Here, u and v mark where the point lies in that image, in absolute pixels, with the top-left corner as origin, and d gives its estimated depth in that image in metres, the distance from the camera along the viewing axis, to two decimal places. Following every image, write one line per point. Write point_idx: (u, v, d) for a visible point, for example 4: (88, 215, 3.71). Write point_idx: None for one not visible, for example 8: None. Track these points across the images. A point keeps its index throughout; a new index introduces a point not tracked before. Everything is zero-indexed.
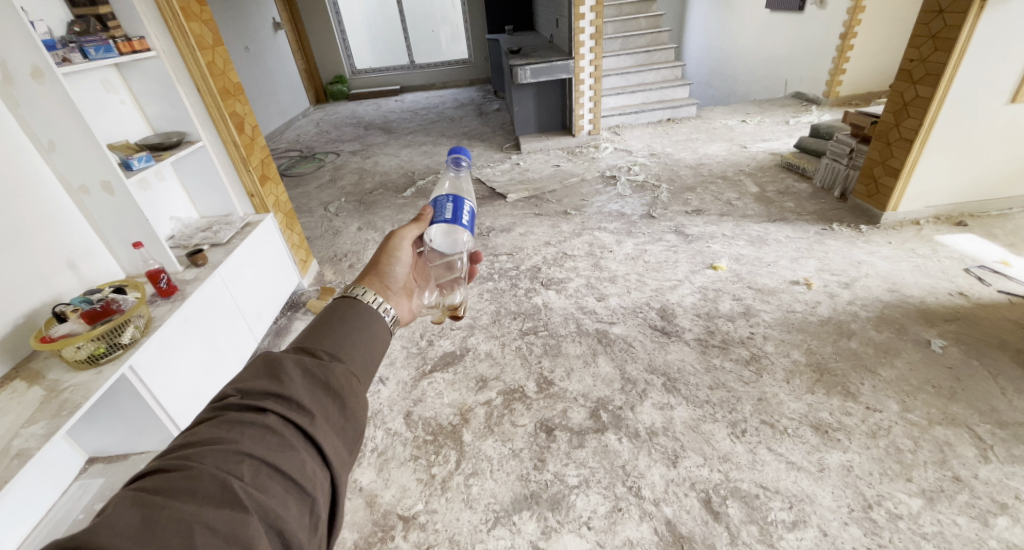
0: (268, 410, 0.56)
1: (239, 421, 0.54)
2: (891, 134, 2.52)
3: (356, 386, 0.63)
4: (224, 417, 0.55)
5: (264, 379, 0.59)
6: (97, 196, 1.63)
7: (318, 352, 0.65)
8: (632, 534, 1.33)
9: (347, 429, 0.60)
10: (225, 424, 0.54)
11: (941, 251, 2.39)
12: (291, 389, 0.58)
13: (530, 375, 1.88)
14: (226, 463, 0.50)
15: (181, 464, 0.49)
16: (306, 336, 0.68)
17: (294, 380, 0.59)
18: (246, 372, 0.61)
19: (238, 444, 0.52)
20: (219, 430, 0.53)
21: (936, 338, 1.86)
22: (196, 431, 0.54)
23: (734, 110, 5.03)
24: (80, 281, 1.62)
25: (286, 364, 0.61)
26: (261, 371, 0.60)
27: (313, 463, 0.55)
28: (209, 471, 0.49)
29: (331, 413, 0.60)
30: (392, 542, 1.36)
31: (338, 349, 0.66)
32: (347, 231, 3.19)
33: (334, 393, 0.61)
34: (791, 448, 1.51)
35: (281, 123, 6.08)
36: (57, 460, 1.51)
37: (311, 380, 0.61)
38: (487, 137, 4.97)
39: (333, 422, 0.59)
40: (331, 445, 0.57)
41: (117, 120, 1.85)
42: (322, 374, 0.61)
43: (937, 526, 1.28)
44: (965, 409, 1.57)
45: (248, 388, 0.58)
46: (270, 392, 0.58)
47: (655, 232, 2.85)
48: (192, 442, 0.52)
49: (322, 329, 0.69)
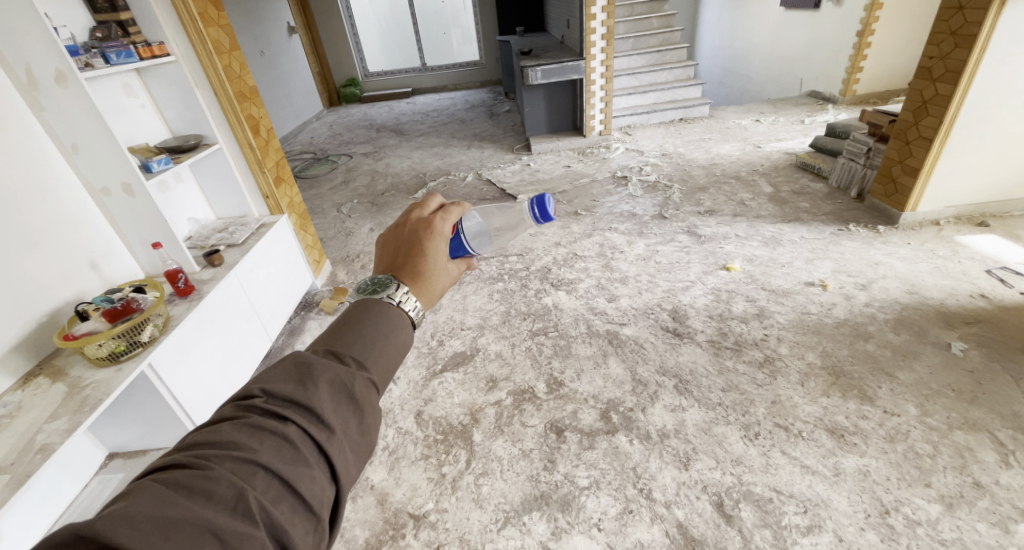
0: (289, 419, 0.56)
1: (261, 428, 0.54)
2: (910, 133, 2.47)
3: (374, 398, 0.63)
4: (247, 420, 0.55)
5: (291, 382, 0.59)
6: (117, 198, 1.67)
7: (346, 358, 0.64)
8: (643, 536, 1.32)
9: (360, 445, 0.60)
10: (245, 428, 0.54)
11: (962, 252, 2.34)
12: (314, 398, 0.58)
13: (540, 376, 1.88)
14: (242, 471, 0.50)
15: (201, 464, 0.49)
16: (333, 339, 0.67)
17: (319, 388, 0.59)
18: (275, 371, 0.61)
19: (256, 453, 0.51)
20: (241, 434, 0.53)
21: (956, 341, 1.81)
22: (217, 428, 0.54)
23: (747, 110, 4.97)
24: (101, 280, 1.66)
25: (314, 369, 0.61)
26: (289, 373, 0.60)
27: (323, 480, 0.54)
28: (226, 476, 0.48)
29: (349, 426, 0.59)
30: (403, 540, 1.37)
31: (366, 356, 0.66)
32: (360, 232, 3.22)
33: (355, 405, 0.61)
34: (806, 452, 1.49)
35: (296, 126, 6.17)
36: (81, 454, 1.55)
37: (336, 388, 0.61)
38: (498, 139, 4.99)
39: (349, 437, 0.59)
40: (343, 462, 0.57)
41: (137, 123, 1.90)
42: (348, 383, 0.61)
43: (957, 532, 1.25)
44: (986, 414, 1.53)
45: (272, 392, 0.58)
46: (294, 399, 0.57)
47: (667, 233, 2.84)
48: (211, 442, 0.52)
49: (350, 332, 0.68)
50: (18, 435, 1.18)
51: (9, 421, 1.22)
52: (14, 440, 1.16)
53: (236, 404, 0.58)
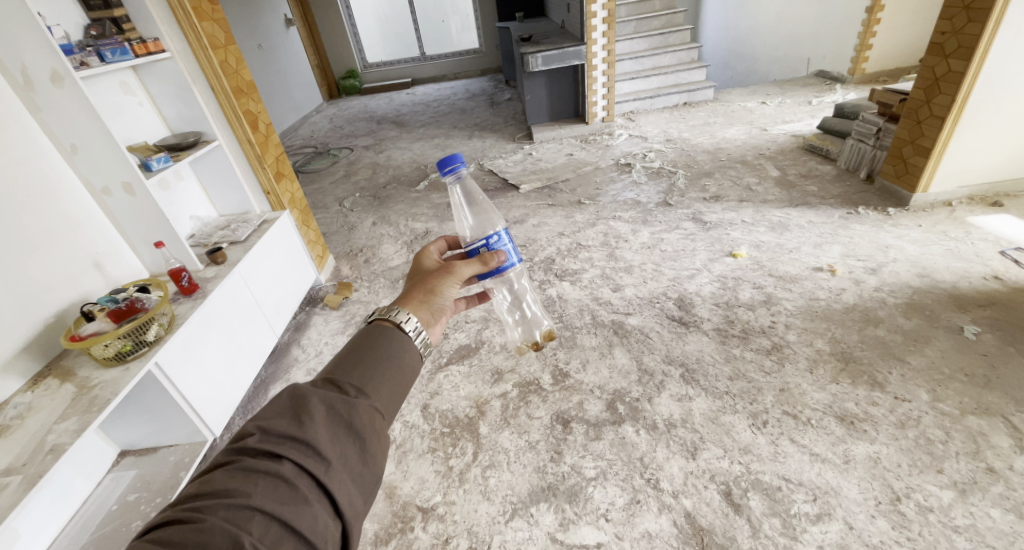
0: (283, 456, 0.57)
1: (255, 470, 0.55)
2: (921, 112, 2.41)
3: (377, 424, 0.65)
4: (240, 463, 0.56)
5: (286, 418, 0.61)
6: (118, 197, 1.67)
7: (345, 386, 0.66)
8: (651, 526, 1.32)
9: (363, 474, 0.61)
10: (239, 473, 0.55)
11: (974, 234, 2.29)
12: (309, 432, 0.59)
13: (545, 367, 1.87)
14: (237, 518, 0.52)
15: (194, 517, 0.51)
16: (333, 367, 0.70)
17: (315, 421, 0.60)
18: (271, 408, 0.62)
19: (250, 498, 0.53)
20: (234, 479, 0.55)
21: (969, 324, 1.78)
22: (211, 477, 0.55)
23: (753, 91, 4.88)
24: (106, 280, 1.67)
25: (310, 402, 0.62)
26: (285, 409, 0.62)
27: (325, 514, 0.56)
28: (219, 526, 0.50)
29: (350, 457, 0.61)
30: (412, 533, 1.38)
31: (365, 382, 0.68)
32: (362, 227, 3.21)
33: (355, 433, 0.62)
34: (814, 439, 1.48)
35: (296, 120, 6.15)
36: (93, 454, 1.55)
37: (333, 419, 0.62)
38: (500, 128, 4.94)
39: (351, 467, 0.60)
40: (345, 495, 0.58)
41: (136, 121, 1.89)
42: (346, 412, 0.63)
43: (969, 518, 1.24)
44: (1000, 398, 1.51)
45: (267, 430, 0.59)
46: (289, 435, 0.59)
47: (672, 220, 2.80)
48: (206, 491, 0.54)
49: (351, 360, 0.71)
50: (29, 436, 1.19)
51: (20, 422, 1.23)
52: (25, 441, 1.17)
53: (231, 444, 0.59)
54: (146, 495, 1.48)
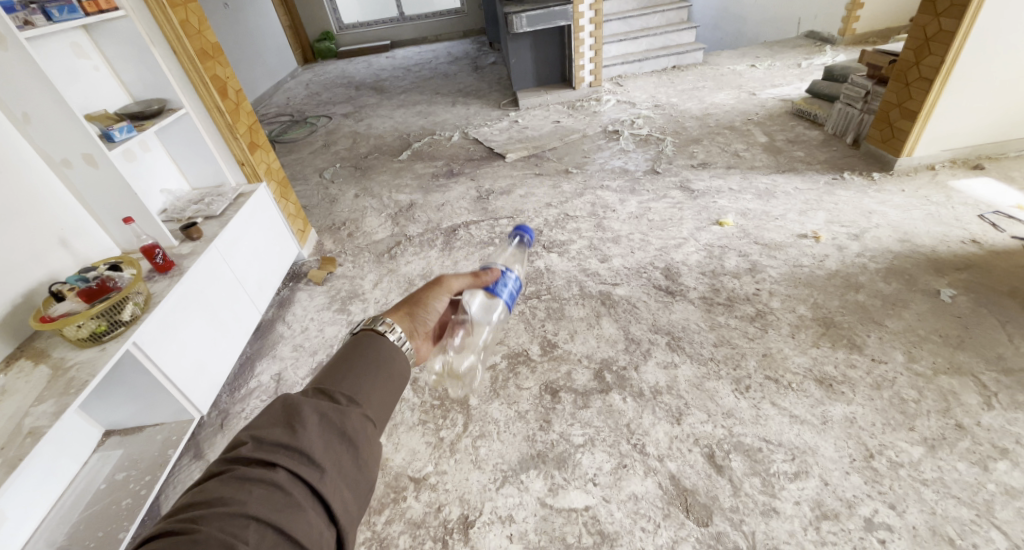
0: (277, 464, 0.57)
1: (249, 478, 0.56)
2: (910, 74, 2.38)
3: (369, 431, 0.65)
4: (234, 472, 0.57)
5: (279, 427, 0.61)
6: (79, 170, 1.58)
7: (335, 395, 0.67)
8: (637, 489, 1.36)
9: (358, 481, 0.62)
10: (233, 482, 0.56)
11: (955, 197, 2.31)
12: (302, 440, 0.59)
13: (534, 339, 1.88)
14: (231, 527, 0.52)
15: (189, 527, 0.52)
16: (324, 376, 0.70)
17: (308, 429, 0.61)
18: (263, 417, 0.63)
19: (245, 506, 0.53)
20: (228, 488, 0.55)
21: (945, 287, 1.82)
22: (205, 487, 0.56)
23: (743, 54, 4.78)
24: (74, 258, 1.61)
25: (302, 410, 0.63)
26: (278, 417, 0.62)
27: (320, 521, 0.56)
28: (214, 535, 0.50)
29: (344, 462, 0.61)
30: (404, 502, 1.41)
31: (356, 390, 0.69)
32: (344, 198, 3.13)
33: (348, 440, 0.63)
34: (795, 402, 1.52)
35: (270, 86, 5.88)
36: (75, 434, 1.54)
37: (326, 427, 0.63)
38: (484, 94, 4.78)
39: (345, 473, 0.61)
40: (340, 501, 0.58)
41: (93, 88, 1.78)
42: (338, 419, 0.63)
43: (937, 472, 1.30)
44: (971, 357, 1.56)
45: (260, 438, 0.59)
46: (282, 444, 0.59)
47: (660, 188, 2.78)
48: (200, 501, 0.55)
49: (341, 369, 0.71)
50: (6, 419, 1.16)
51: None
52: (2, 425, 1.15)
53: (225, 455, 0.59)
54: (135, 473, 1.48)
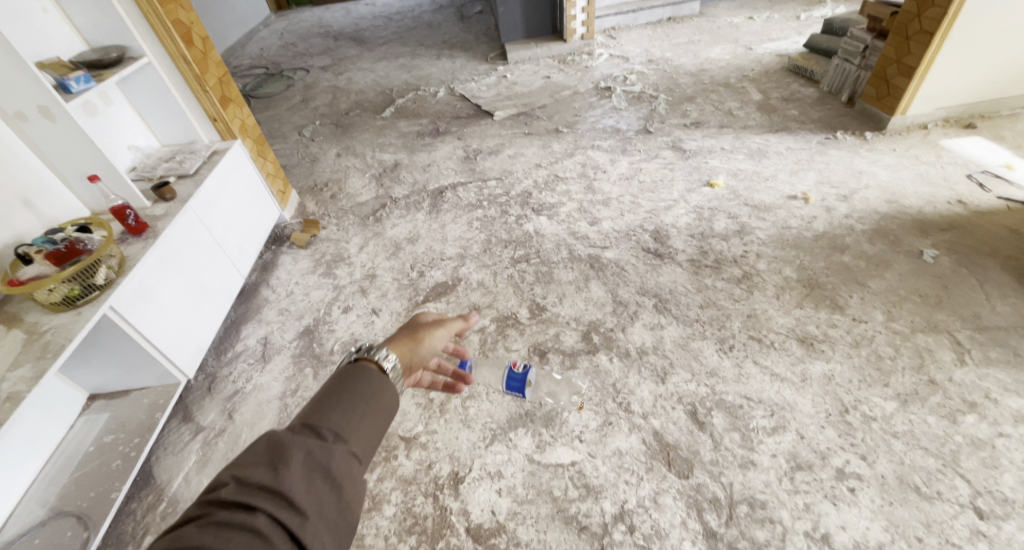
0: (258, 509, 0.57)
1: (229, 525, 0.56)
2: (911, 27, 2.31)
3: (353, 471, 0.66)
4: (213, 517, 0.57)
5: (262, 467, 0.61)
6: (36, 124, 1.49)
7: (323, 431, 0.66)
8: (621, 445, 1.41)
9: (338, 524, 0.62)
10: (212, 528, 0.55)
11: (945, 157, 2.30)
12: (284, 483, 0.60)
13: (522, 303, 1.89)
14: None
15: None
16: (311, 409, 0.70)
17: (291, 471, 0.61)
18: (247, 455, 0.62)
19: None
20: (208, 534, 0.55)
21: (928, 248, 1.85)
22: (182, 531, 0.56)
23: (741, 5, 4.59)
24: (40, 219, 1.54)
25: (287, 451, 0.62)
26: (261, 456, 0.62)
27: None
28: None
29: (325, 506, 0.62)
30: (395, 461, 1.44)
31: (343, 425, 0.68)
32: (326, 158, 3.02)
33: (331, 483, 0.63)
34: (776, 361, 1.56)
35: (242, 37, 5.54)
36: (58, 399, 1.52)
37: (311, 468, 0.63)
38: (471, 47, 4.56)
39: (324, 516, 0.61)
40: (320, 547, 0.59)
41: (43, 33, 1.65)
42: (322, 460, 0.64)
43: (908, 425, 1.35)
44: (948, 316, 1.60)
45: (242, 482, 0.59)
46: (264, 486, 0.59)
47: (652, 148, 2.72)
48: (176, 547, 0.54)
49: (328, 401, 0.71)
50: None
51: None
52: None
53: (204, 497, 0.59)
54: (123, 436, 1.48)
